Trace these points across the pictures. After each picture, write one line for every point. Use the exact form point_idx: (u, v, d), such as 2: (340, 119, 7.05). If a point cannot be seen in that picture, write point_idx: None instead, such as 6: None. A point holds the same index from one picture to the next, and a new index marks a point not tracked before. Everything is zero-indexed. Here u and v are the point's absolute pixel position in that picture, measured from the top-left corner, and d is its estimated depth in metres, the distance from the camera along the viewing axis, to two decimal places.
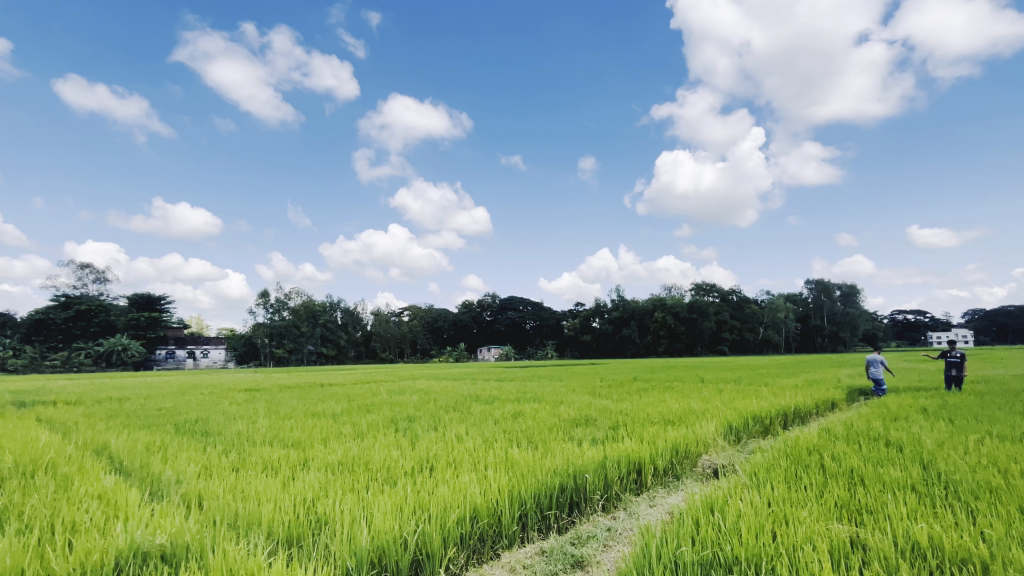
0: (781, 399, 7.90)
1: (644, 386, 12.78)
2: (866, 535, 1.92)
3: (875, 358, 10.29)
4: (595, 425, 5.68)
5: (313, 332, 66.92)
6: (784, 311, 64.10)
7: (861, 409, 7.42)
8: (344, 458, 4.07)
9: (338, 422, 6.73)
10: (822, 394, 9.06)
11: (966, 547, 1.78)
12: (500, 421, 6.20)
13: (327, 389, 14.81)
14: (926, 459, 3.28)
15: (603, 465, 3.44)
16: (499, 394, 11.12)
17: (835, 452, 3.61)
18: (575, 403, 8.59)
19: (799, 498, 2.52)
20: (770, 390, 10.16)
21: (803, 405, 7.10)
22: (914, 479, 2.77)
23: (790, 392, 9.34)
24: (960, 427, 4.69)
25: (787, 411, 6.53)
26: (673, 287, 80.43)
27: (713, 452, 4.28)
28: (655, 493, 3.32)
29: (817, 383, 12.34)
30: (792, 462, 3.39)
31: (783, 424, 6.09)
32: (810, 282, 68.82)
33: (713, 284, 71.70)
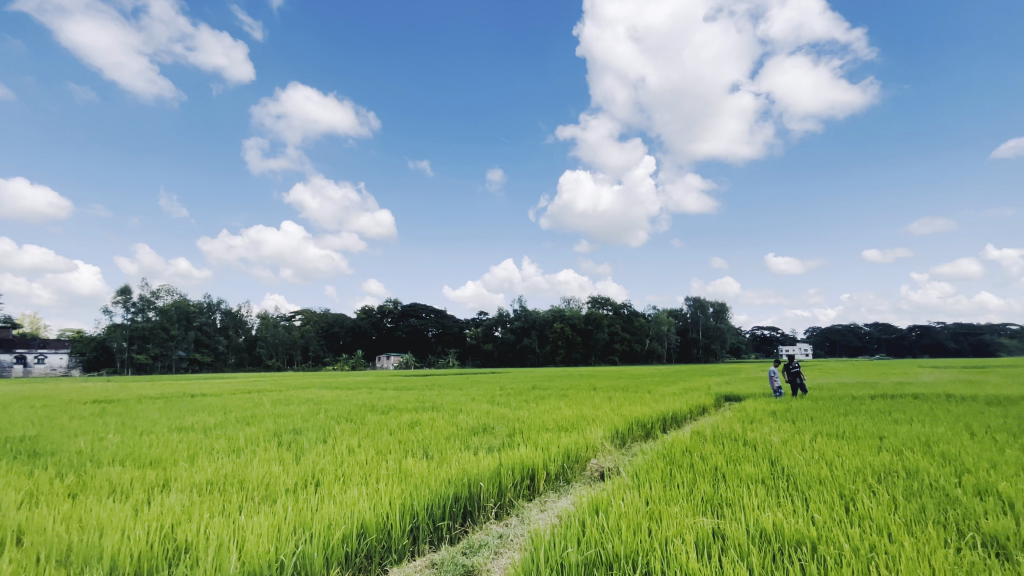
0: (661, 405, 8.64)
1: (541, 394, 13.23)
2: (725, 527, 2.16)
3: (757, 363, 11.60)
4: (492, 433, 5.73)
5: (186, 335, 59.61)
6: (667, 325, 70.57)
7: (725, 413, 8.37)
8: (216, 476, 3.65)
9: (210, 437, 6.01)
10: (694, 400, 10.09)
11: (800, 531, 2.08)
12: (395, 432, 5.99)
13: (199, 399, 13.22)
14: (774, 456, 3.79)
15: (498, 472, 3.48)
16: (396, 404, 10.76)
17: (703, 453, 4.02)
18: (473, 411, 8.60)
19: (673, 496, 2.77)
20: (653, 397, 11.09)
21: (679, 411, 7.84)
22: (764, 474, 3.19)
23: (668, 399, 10.27)
24: (799, 428, 5.48)
25: (666, 416, 7.14)
26: (571, 300, 84.66)
27: (601, 456, 4.54)
28: (546, 498, 3.43)
29: (690, 390, 13.78)
30: (668, 463, 3.72)
31: (661, 428, 6.63)
32: (688, 300, 76.61)
33: (607, 298, 76.88)
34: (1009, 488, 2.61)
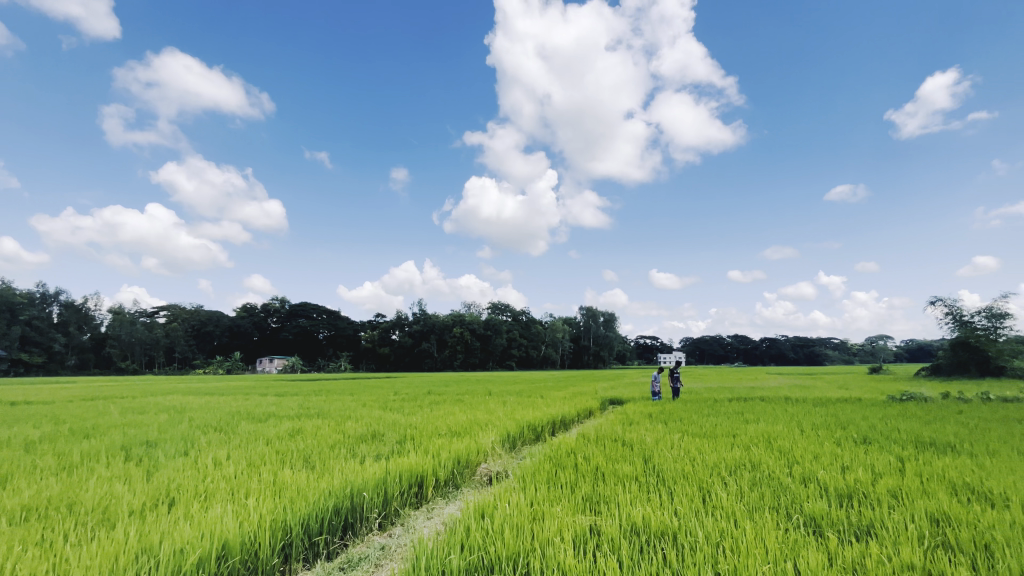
0: (551, 409, 8.99)
1: (436, 399, 13.05)
2: (601, 523, 2.31)
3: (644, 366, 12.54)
4: (382, 440, 5.51)
5: (6, 330, 49.31)
6: (562, 332, 73.83)
7: (608, 416, 8.94)
8: (34, 499, 3.05)
9: (30, 453, 5.00)
10: (583, 404, 10.64)
11: (665, 523, 2.29)
12: (273, 441, 5.49)
13: (21, 408, 10.97)
14: (647, 455, 4.12)
15: (384, 481, 3.34)
16: (277, 411, 9.89)
17: (587, 454, 4.25)
18: (362, 418, 8.20)
19: (557, 496, 2.89)
20: (544, 401, 11.52)
21: (568, 415, 8.21)
22: (638, 472, 3.46)
23: (559, 403, 10.73)
24: (671, 429, 6.03)
25: (556, 420, 7.44)
26: (472, 305, 85.03)
27: (491, 460, 4.59)
28: (433, 505, 3.37)
29: (579, 395, 14.59)
30: (554, 464, 3.87)
31: (550, 431, 6.89)
32: (582, 309, 81.03)
33: (507, 305, 78.57)
34: (825, 475, 3.13)
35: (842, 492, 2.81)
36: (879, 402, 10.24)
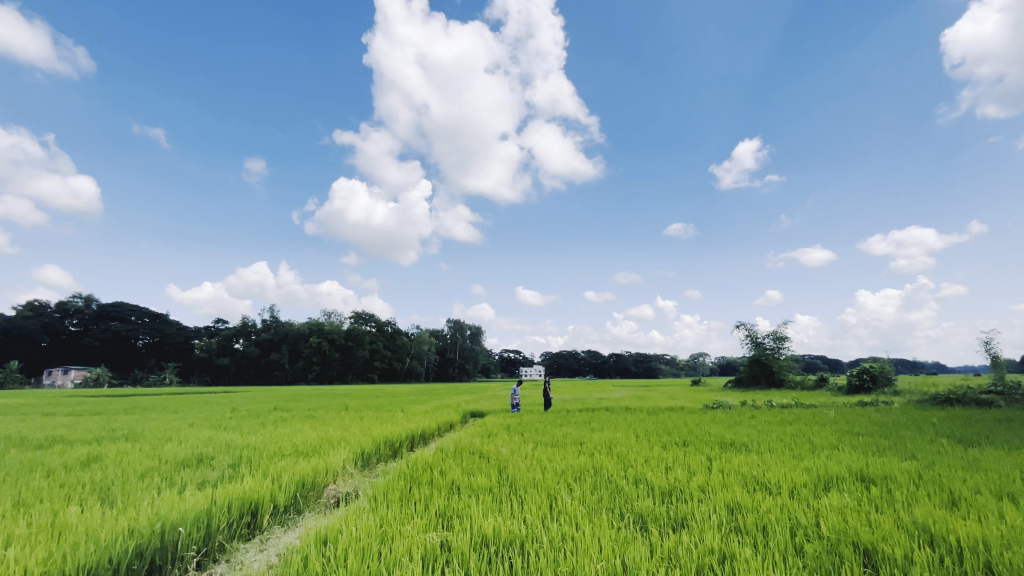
0: (410, 423, 8.76)
1: (283, 416, 11.85)
2: (452, 538, 2.30)
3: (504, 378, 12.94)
4: (210, 464, 4.80)
5: None
6: (428, 344, 72.91)
7: (467, 429, 9.00)
8: None
9: None
10: (443, 417, 10.58)
11: (514, 532, 2.36)
12: (56, 472, 4.42)
13: None
14: (502, 466, 4.24)
15: (209, 512, 2.91)
16: (65, 435, 7.99)
17: (443, 468, 4.23)
18: (187, 439, 7.06)
19: (408, 514, 2.80)
20: (404, 416, 11.17)
21: (428, 429, 8.09)
22: (492, 483, 3.54)
23: (419, 417, 10.50)
24: (526, 439, 6.31)
25: (414, 435, 7.27)
26: (333, 313, 79.66)
27: (340, 480, 4.27)
28: (269, 535, 3.02)
29: (440, 408, 14.48)
30: (409, 481, 3.75)
31: (408, 446, 6.70)
32: (450, 322, 81.16)
33: (371, 315, 75.28)
34: (653, 475, 3.55)
35: (664, 490, 3.22)
36: (697, 410, 11.95)
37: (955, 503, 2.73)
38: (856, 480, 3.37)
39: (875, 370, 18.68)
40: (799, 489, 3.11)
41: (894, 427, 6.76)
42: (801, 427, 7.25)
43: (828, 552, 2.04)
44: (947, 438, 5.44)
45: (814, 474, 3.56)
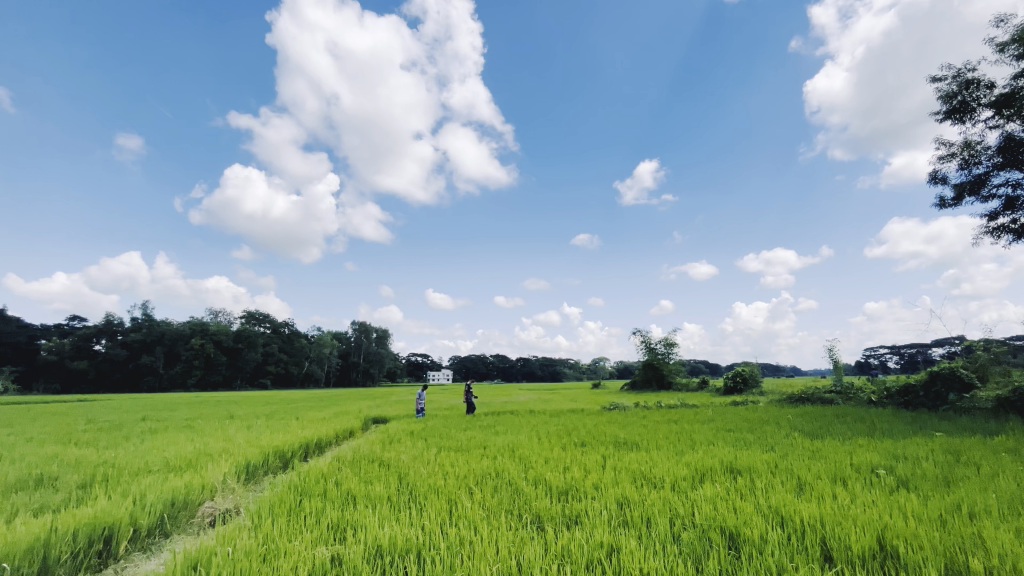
0: (305, 432, 8.19)
1: (152, 427, 10.45)
2: (345, 550, 2.19)
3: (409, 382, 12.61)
4: (51, 486, 4.08)
5: None
6: (329, 347, 68.88)
7: (368, 436, 8.62)
8: None
9: None
10: (342, 424, 10.04)
11: (412, 540, 2.31)
12: None
13: None
14: (401, 474, 4.13)
15: (45, 545, 2.47)
16: None
17: (339, 478, 4.01)
18: (21, 458, 5.95)
19: (296, 529, 2.62)
20: (298, 424, 10.41)
21: (324, 437, 7.62)
22: (390, 492, 3.42)
23: (315, 425, 9.86)
24: (428, 445, 6.20)
25: (309, 444, 6.81)
26: (220, 313, 72.32)
27: (219, 496, 3.87)
28: (125, 564, 2.64)
29: (340, 415, 13.72)
30: (299, 494, 3.51)
31: (301, 456, 6.26)
32: (354, 324, 77.53)
33: (266, 315, 69.53)
34: (551, 476, 3.68)
35: (561, 489, 3.34)
36: (597, 411, 12.57)
37: (801, 488, 3.16)
38: (726, 471, 3.77)
39: (746, 373, 21.07)
40: (679, 482, 3.41)
41: (760, 423, 7.67)
42: (684, 425, 7.94)
43: (700, 538, 2.25)
44: (798, 432, 6.29)
45: (692, 467, 3.92)
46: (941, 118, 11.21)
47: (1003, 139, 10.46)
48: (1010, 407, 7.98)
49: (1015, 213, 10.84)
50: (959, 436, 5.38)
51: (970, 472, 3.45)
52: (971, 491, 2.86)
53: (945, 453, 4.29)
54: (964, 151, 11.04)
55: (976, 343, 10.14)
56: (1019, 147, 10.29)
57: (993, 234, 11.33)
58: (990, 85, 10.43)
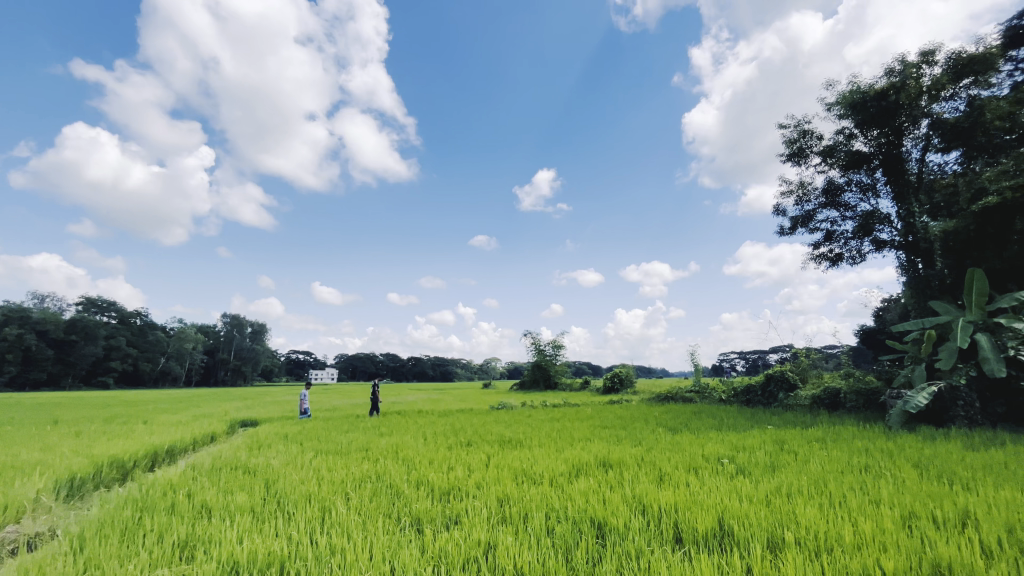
0: (154, 438, 7.16)
1: None
2: (191, 570, 1.94)
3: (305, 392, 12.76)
4: None
5: None
6: (192, 342, 61.04)
7: (234, 441, 7.79)
8: None
9: None
10: (202, 428, 8.93)
11: (277, 553, 2.13)
12: None
13: None
14: (269, 481, 3.79)
15: None
16: None
17: (194, 489, 3.57)
18: None
19: (131, 550, 2.27)
20: (145, 428, 9.04)
21: (177, 444, 6.72)
22: (256, 501, 3.12)
23: (167, 430, 8.65)
24: (304, 449, 5.78)
25: (157, 452, 5.96)
26: (48, 298, 60.46)
27: (27, 518, 3.20)
28: None
29: (200, 418, 12.19)
30: (138, 510, 3.04)
31: (146, 466, 5.45)
32: (226, 317, 69.82)
33: (111, 303, 59.58)
34: (434, 476, 3.65)
35: (443, 490, 3.33)
36: (484, 411, 12.74)
37: (662, 478, 3.51)
38: (599, 466, 4.06)
39: (622, 374, 22.87)
40: (557, 477, 3.60)
41: (631, 420, 8.36)
42: (564, 423, 8.38)
43: (571, 529, 2.40)
44: (663, 427, 6.97)
45: (569, 463, 4.14)
46: (785, 159, 13.26)
47: (826, 182, 12.67)
48: (822, 403, 9.64)
49: (832, 244, 13.19)
50: (783, 429, 6.39)
51: (789, 459, 4.12)
52: (789, 475, 3.41)
53: (774, 443, 5.05)
54: (799, 189, 13.18)
55: (801, 350, 12.12)
56: (838, 190, 12.55)
57: (816, 260, 13.70)
58: (820, 136, 12.57)
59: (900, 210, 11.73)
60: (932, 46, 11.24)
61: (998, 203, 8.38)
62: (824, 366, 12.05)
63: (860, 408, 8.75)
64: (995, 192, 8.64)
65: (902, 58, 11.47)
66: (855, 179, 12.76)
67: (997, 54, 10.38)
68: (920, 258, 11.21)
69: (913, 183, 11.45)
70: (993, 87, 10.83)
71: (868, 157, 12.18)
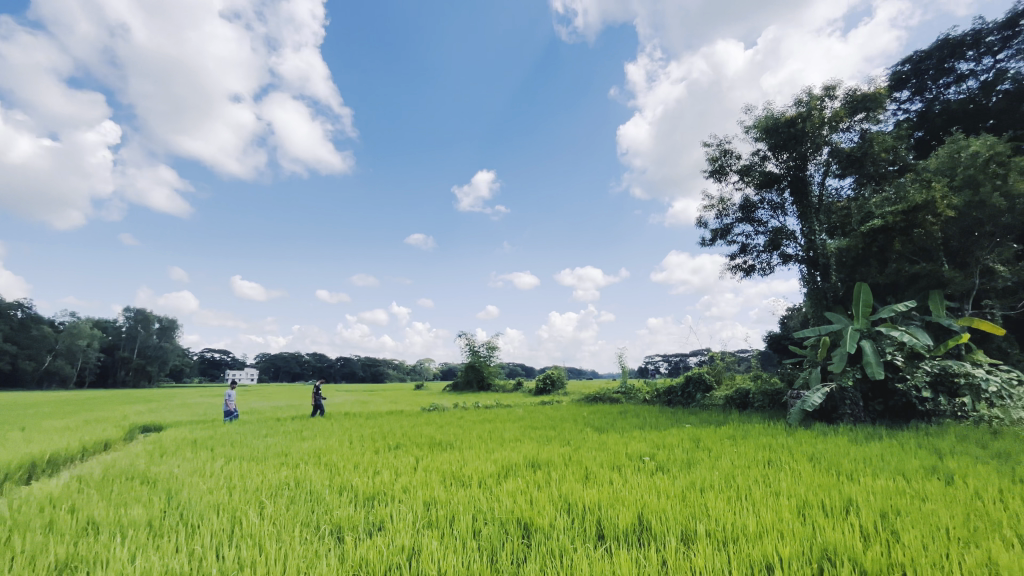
0: (31, 446, 6.33)
1: None
2: None
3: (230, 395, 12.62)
4: None
5: None
6: (87, 339, 54.66)
7: (132, 448, 7.06)
8: None
9: None
10: (94, 435, 8.00)
11: (177, 570, 1.95)
12: None
13: None
14: (171, 491, 3.47)
15: None
16: None
17: (78, 504, 3.18)
18: None
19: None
20: (24, 435, 7.96)
21: (61, 453, 5.99)
22: (156, 514, 2.85)
23: (51, 436, 7.68)
24: (214, 456, 5.35)
25: (35, 462, 5.26)
26: None
27: None
28: None
29: (92, 423, 10.92)
30: (7, 529, 2.67)
31: (20, 478, 4.80)
32: (128, 311, 63.23)
33: None
34: (359, 481, 3.52)
35: (368, 495, 3.21)
36: (415, 413, 12.48)
37: (587, 477, 3.62)
38: (528, 466, 4.10)
39: (554, 376, 23.35)
40: (486, 479, 3.60)
41: (561, 421, 8.53)
42: (495, 425, 8.41)
43: (498, 530, 2.40)
44: (590, 428, 7.19)
45: (499, 464, 4.15)
46: (708, 176, 14.20)
47: (743, 199, 13.73)
48: (734, 403, 10.42)
49: (746, 256, 14.30)
50: (700, 427, 6.82)
51: (703, 455, 4.40)
52: (703, 471, 3.65)
53: (691, 441, 5.37)
54: (719, 204, 14.17)
55: (717, 354, 13.05)
56: (752, 207, 13.64)
57: (732, 270, 14.78)
58: (738, 156, 13.61)
59: (803, 229, 12.96)
60: (834, 83, 12.56)
61: (883, 225, 9.57)
62: (736, 368, 13.05)
63: (765, 408, 9.56)
64: (880, 216, 9.82)
65: (809, 90, 12.72)
66: (767, 197, 13.92)
67: (885, 94, 11.82)
68: (818, 272, 12.43)
69: (815, 204, 12.69)
70: (881, 123, 12.29)
71: (778, 178, 13.33)
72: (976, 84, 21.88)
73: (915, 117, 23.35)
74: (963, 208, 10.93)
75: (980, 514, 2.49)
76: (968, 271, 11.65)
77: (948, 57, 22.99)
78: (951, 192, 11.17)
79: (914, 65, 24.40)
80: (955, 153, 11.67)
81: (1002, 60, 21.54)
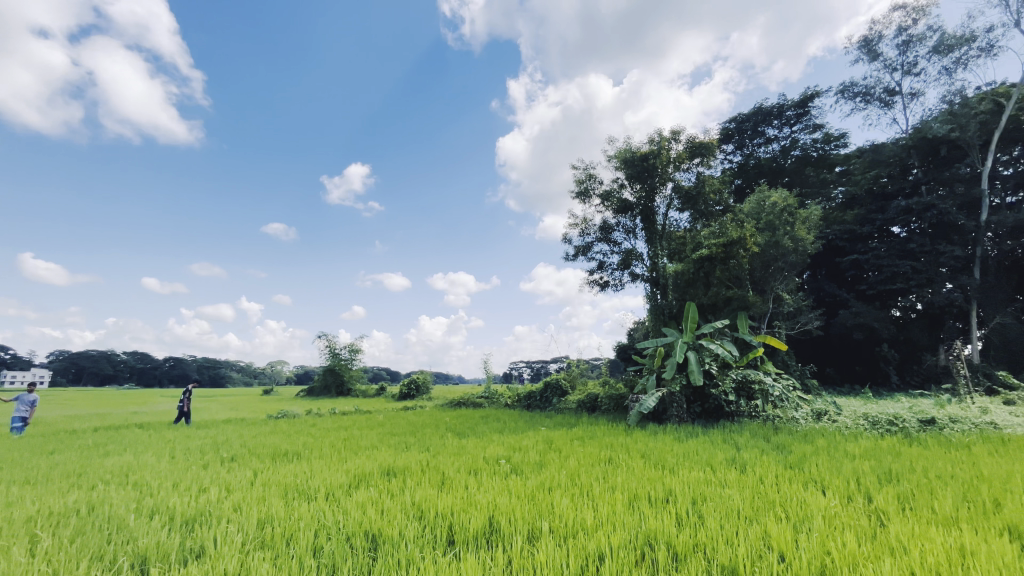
0: None
1: None
2: None
3: (26, 397, 10.50)
4: None
5: None
6: None
7: None
8: None
9: None
10: None
11: None
12: None
13: None
14: None
15: None
16: None
17: None
18: None
19: None
20: None
21: None
22: None
23: None
24: None
25: None
26: None
27: None
28: None
29: None
30: None
31: None
32: None
33: None
34: (176, 502, 3.03)
35: (187, 516, 2.79)
36: (259, 420, 11.27)
37: (442, 482, 3.60)
38: (383, 475, 3.93)
39: (419, 381, 22.99)
40: (334, 491, 3.37)
41: (421, 427, 8.40)
42: (350, 431, 7.98)
43: (343, 545, 2.27)
44: (450, 433, 7.20)
45: (351, 474, 3.92)
46: (574, 197, 15.34)
47: (603, 221, 15.10)
48: (585, 407, 11.34)
49: (603, 272, 15.73)
50: (554, 430, 7.27)
51: (553, 456, 4.70)
52: (551, 471, 3.87)
53: (544, 443, 5.68)
54: (583, 224, 15.39)
55: (573, 361, 14.10)
56: (610, 229, 15.09)
57: (590, 284, 16.13)
58: (601, 181, 14.95)
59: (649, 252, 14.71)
60: (679, 129, 14.54)
61: (709, 254, 11.35)
62: (588, 374, 14.23)
63: (610, 410, 10.56)
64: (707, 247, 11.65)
65: (660, 132, 14.52)
66: (622, 222, 15.48)
67: (715, 145, 14.05)
68: (659, 291, 14.18)
69: (659, 232, 14.50)
70: (712, 169, 14.55)
71: (632, 206, 14.91)
72: (778, 147, 27.17)
73: (737, 168, 28.09)
74: (765, 245, 13.45)
75: (761, 496, 3.06)
76: (765, 297, 14.29)
77: (761, 122, 28.19)
78: (758, 232, 13.76)
79: (737, 124, 29.36)
80: (761, 201, 14.38)
81: (796, 132, 27.07)
